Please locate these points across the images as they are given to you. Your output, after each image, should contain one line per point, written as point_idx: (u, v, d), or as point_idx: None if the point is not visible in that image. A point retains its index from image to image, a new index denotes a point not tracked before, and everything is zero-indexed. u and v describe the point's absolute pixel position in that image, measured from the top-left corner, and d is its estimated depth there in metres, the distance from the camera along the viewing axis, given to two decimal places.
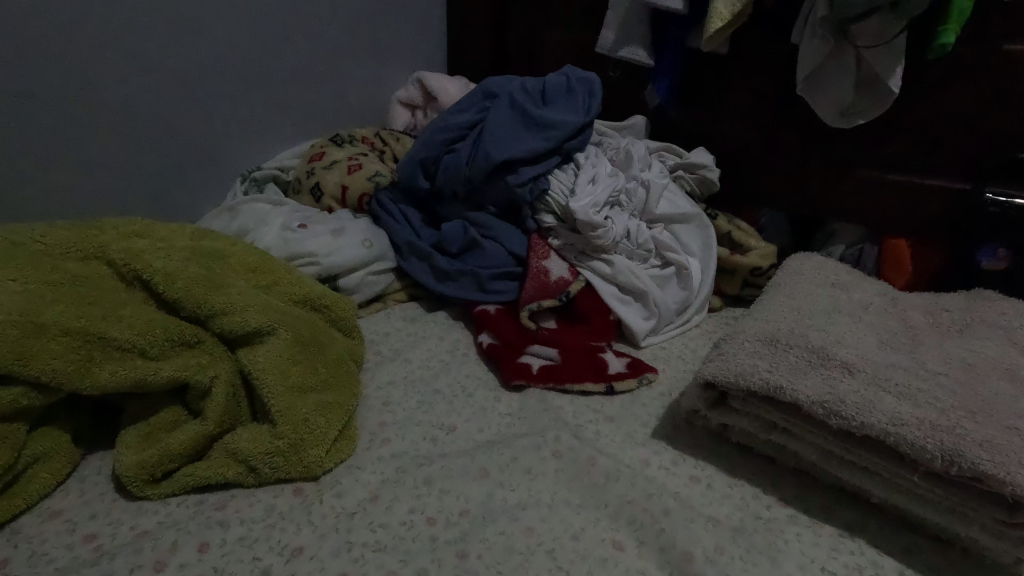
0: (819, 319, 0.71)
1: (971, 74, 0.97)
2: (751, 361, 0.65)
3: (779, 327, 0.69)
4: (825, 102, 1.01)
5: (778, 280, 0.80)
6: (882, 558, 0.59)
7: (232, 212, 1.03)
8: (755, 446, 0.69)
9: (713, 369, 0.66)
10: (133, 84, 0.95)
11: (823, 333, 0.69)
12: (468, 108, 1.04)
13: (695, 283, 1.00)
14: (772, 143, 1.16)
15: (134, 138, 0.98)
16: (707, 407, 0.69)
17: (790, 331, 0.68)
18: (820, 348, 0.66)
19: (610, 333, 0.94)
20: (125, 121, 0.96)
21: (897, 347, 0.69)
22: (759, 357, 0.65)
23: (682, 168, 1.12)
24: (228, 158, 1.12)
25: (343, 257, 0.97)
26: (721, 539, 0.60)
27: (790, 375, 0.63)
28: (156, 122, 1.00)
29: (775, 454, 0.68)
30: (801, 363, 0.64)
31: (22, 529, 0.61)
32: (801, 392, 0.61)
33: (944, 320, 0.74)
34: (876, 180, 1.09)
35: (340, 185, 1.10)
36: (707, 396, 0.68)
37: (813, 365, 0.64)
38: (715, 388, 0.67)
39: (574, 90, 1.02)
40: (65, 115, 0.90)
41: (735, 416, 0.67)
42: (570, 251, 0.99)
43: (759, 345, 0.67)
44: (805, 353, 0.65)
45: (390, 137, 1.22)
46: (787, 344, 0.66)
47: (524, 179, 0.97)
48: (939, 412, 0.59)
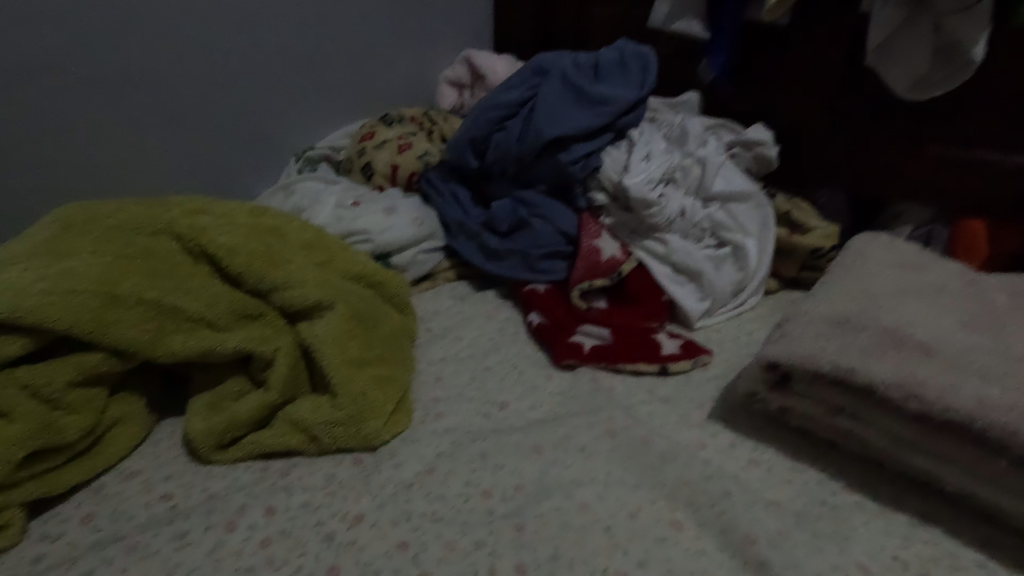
0: (888, 301, 0.68)
1: None
2: (818, 343, 0.62)
3: (845, 309, 0.66)
4: (897, 72, 0.96)
5: (840, 261, 0.76)
6: (958, 549, 0.57)
7: (287, 190, 1.05)
8: (817, 432, 0.66)
9: (777, 350, 0.63)
10: (192, 66, 0.99)
11: (893, 315, 0.65)
12: (518, 85, 1.03)
13: (752, 264, 0.96)
14: (837, 118, 1.10)
15: (194, 119, 1.02)
16: (767, 390, 0.66)
17: (858, 313, 0.65)
18: (890, 329, 0.63)
19: (662, 314, 0.92)
20: (186, 102, 1.00)
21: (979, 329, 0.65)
22: (825, 339, 0.63)
23: (738, 145, 1.08)
24: (282, 138, 1.14)
25: (395, 235, 0.98)
26: (784, 523, 0.59)
27: (862, 357, 0.60)
28: (214, 103, 1.03)
29: (839, 440, 0.65)
30: (873, 345, 0.61)
31: (103, 487, 0.64)
32: (875, 374, 0.59)
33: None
34: (951, 157, 1.03)
35: (390, 165, 1.11)
36: (768, 378, 0.66)
37: (884, 347, 0.61)
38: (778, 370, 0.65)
39: (627, 65, 1.00)
40: (133, 97, 0.95)
41: (798, 400, 0.65)
42: (622, 231, 0.97)
43: (823, 326, 0.64)
44: (876, 335, 0.62)
45: (438, 117, 1.21)
46: (856, 325, 0.63)
47: (576, 156, 0.95)
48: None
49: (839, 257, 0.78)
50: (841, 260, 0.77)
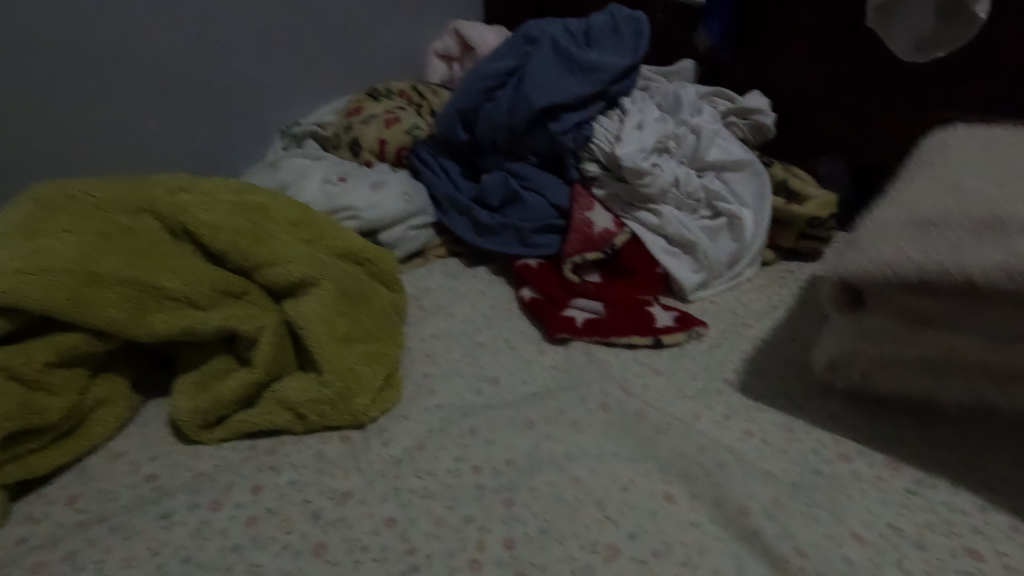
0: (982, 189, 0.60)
1: None
2: (894, 247, 0.56)
3: (923, 207, 0.59)
4: (899, 31, 0.92)
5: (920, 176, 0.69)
6: (955, 515, 0.55)
7: (273, 167, 1.03)
8: (898, 361, 0.62)
9: (836, 263, 0.59)
10: (171, 38, 0.96)
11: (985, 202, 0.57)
12: (507, 53, 1.00)
13: (748, 234, 0.94)
14: (837, 82, 1.07)
15: (174, 95, 0.99)
16: (840, 310, 0.61)
17: (934, 208, 0.58)
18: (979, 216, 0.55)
19: (657, 287, 0.91)
20: (165, 78, 0.97)
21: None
22: (903, 241, 0.56)
23: (735, 114, 1.05)
24: (267, 114, 1.11)
25: (384, 211, 0.96)
26: (778, 492, 0.58)
27: (953, 253, 0.53)
28: (194, 78, 1.00)
29: (918, 364, 0.61)
30: (956, 240, 0.54)
31: (89, 468, 0.63)
32: (968, 264, 0.52)
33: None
34: (954, 121, 1.00)
35: (378, 140, 1.08)
36: (841, 295, 0.60)
37: (976, 236, 0.54)
38: (850, 287, 0.59)
39: (620, 30, 0.97)
40: (108, 73, 0.92)
41: (871, 318, 0.60)
42: (615, 202, 0.95)
43: (953, 231, 0.55)
44: (961, 224, 0.55)
45: (427, 91, 1.18)
46: (937, 220, 0.56)
47: (567, 126, 0.92)
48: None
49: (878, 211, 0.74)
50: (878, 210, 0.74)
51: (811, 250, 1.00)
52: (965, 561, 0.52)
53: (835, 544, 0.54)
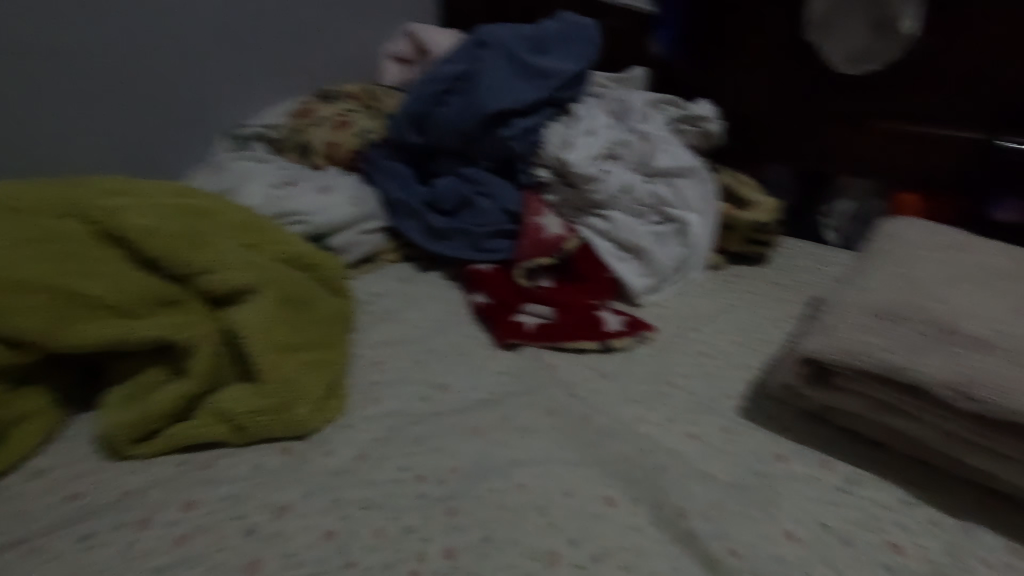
0: (936, 287, 0.65)
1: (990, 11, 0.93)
2: (862, 337, 0.59)
3: (889, 297, 0.63)
4: (833, 44, 1.01)
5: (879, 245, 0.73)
6: (882, 510, 0.58)
7: (217, 169, 1.00)
8: (862, 431, 0.64)
9: (814, 343, 0.61)
10: (107, 35, 0.92)
11: (943, 303, 0.62)
12: (458, 57, 0.99)
13: (697, 239, 0.96)
14: (779, 92, 1.11)
15: (112, 96, 0.95)
16: (804, 384, 0.63)
17: (902, 302, 0.62)
18: (942, 321, 0.59)
19: (607, 291, 0.91)
20: (101, 78, 0.93)
21: (906, 280, 0.66)
22: (872, 332, 0.60)
23: (684, 121, 1.07)
24: (212, 115, 1.08)
25: (333, 215, 0.94)
26: (717, 493, 0.59)
27: (910, 353, 0.57)
28: (133, 79, 0.97)
29: (881, 439, 0.63)
30: (919, 340, 0.58)
31: (5, 488, 0.60)
32: (921, 369, 0.56)
33: (962, 255, 0.70)
34: (889, 130, 1.05)
35: (328, 143, 1.06)
36: (804, 371, 0.63)
37: (936, 342, 0.58)
38: (813, 363, 0.62)
39: (569, 37, 0.98)
40: (38, 72, 0.88)
41: (838, 395, 0.62)
42: (567, 208, 0.95)
43: (915, 330, 0.59)
44: (924, 327, 0.59)
45: (380, 94, 1.17)
46: (901, 316, 0.60)
47: (517, 131, 0.93)
48: (946, 356, 0.57)
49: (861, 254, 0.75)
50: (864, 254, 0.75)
51: (756, 255, 1.02)
52: (888, 554, 0.54)
53: (769, 542, 0.55)
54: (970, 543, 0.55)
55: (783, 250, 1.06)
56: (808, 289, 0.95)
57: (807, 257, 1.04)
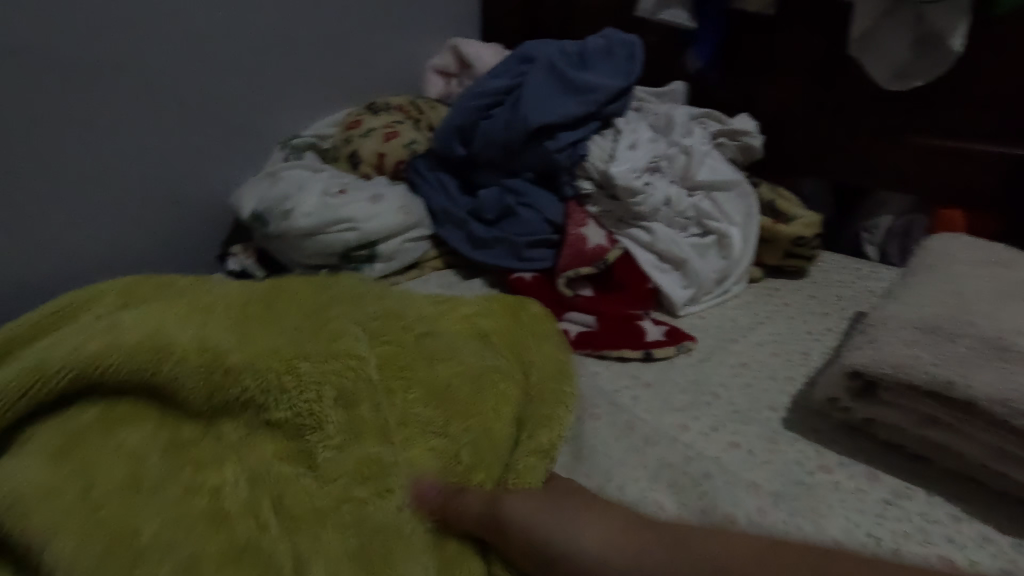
0: (986, 304, 0.65)
1: None
2: (908, 352, 0.60)
3: (937, 314, 0.64)
4: (876, 62, 0.97)
5: (925, 263, 0.74)
6: (930, 524, 0.58)
7: (272, 177, 1.04)
8: (909, 445, 0.64)
9: (861, 356, 0.62)
10: (171, 56, 0.99)
11: (995, 321, 0.62)
12: (504, 72, 1.03)
13: (737, 251, 0.97)
14: (819, 108, 1.11)
15: (176, 116, 1.02)
16: (851, 397, 0.65)
17: (951, 319, 0.63)
18: (993, 339, 0.60)
19: (647, 301, 0.93)
20: (167, 100, 1.00)
21: (955, 296, 0.66)
22: (917, 347, 0.61)
23: (724, 135, 1.08)
24: (267, 125, 1.13)
25: (382, 223, 0.98)
26: (761, 502, 0.60)
27: (959, 369, 0.58)
28: (194, 98, 1.03)
29: (931, 454, 0.63)
30: (971, 356, 0.59)
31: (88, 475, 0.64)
32: (973, 386, 0.56)
33: (1012, 270, 0.70)
34: (935, 146, 1.04)
35: (376, 153, 1.10)
36: (851, 385, 0.64)
37: (987, 359, 0.58)
38: (861, 377, 0.63)
39: (614, 53, 1.01)
40: (113, 99, 0.95)
41: (886, 409, 0.63)
42: (608, 219, 0.98)
43: (965, 346, 0.60)
44: (975, 344, 0.60)
45: (425, 106, 1.21)
46: (951, 334, 0.61)
47: (562, 144, 0.95)
48: (998, 371, 0.57)
49: (903, 270, 0.75)
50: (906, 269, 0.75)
51: (793, 270, 1.03)
52: (938, 568, 0.54)
53: None
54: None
55: (824, 264, 1.06)
56: (849, 303, 0.95)
57: (846, 271, 1.04)
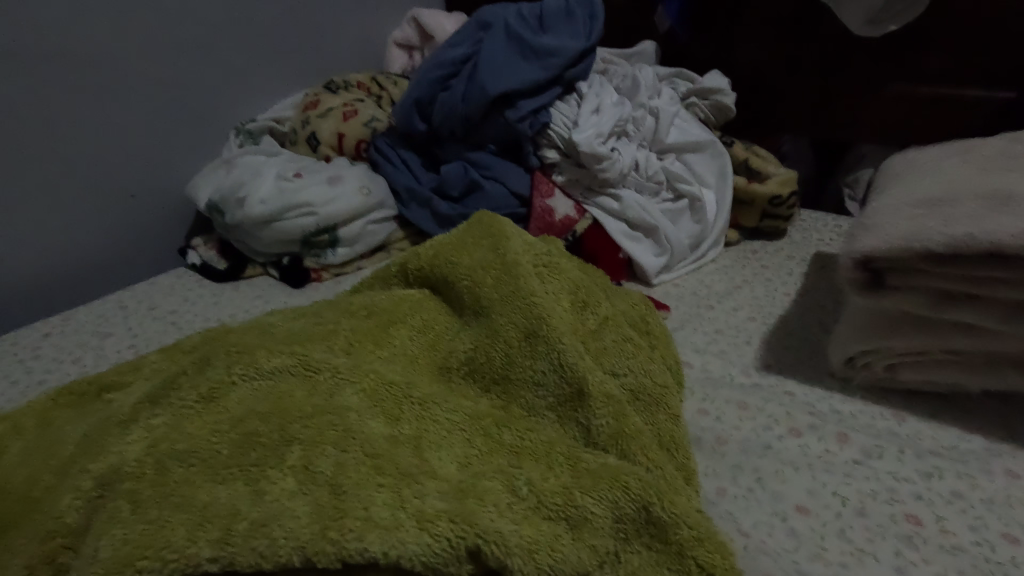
0: (981, 174, 0.61)
1: None
2: (914, 223, 0.55)
3: (932, 192, 0.60)
4: (854, 7, 0.91)
5: (897, 171, 0.72)
6: (899, 484, 0.56)
7: (228, 165, 0.99)
8: (929, 349, 0.60)
9: (868, 242, 0.56)
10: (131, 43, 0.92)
11: (997, 182, 0.58)
12: (461, 41, 0.99)
13: (709, 217, 0.94)
14: (795, 59, 1.06)
15: (144, 109, 0.96)
16: (859, 292, 0.58)
17: (951, 191, 0.59)
18: (996, 193, 0.56)
19: (620, 272, 0.91)
20: (133, 94, 0.94)
21: (941, 184, 0.61)
22: (920, 217, 0.56)
23: (695, 94, 1.04)
24: (223, 111, 1.06)
25: (342, 206, 0.95)
26: (722, 480, 0.57)
27: (973, 221, 0.53)
28: (157, 90, 0.96)
29: (964, 337, 0.57)
30: (981, 208, 0.54)
31: None
32: (992, 230, 0.51)
33: (993, 183, 0.67)
34: (913, 94, 1.00)
35: (336, 134, 1.06)
36: (858, 276, 0.58)
37: (998, 207, 0.54)
38: (870, 265, 0.57)
39: (574, 14, 0.97)
40: (73, 96, 0.88)
41: (902, 294, 0.57)
42: (576, 187, 0.95)
43: (971, 204, 0.55)
44: (980, 201, 0.55)
45: (387, 81, 1.16)
46: (952, 201, 0.57)
47: (523, 113, 0.92)
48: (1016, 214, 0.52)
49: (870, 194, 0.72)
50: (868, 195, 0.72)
51: (769, 232, 0.99)
52: (904, 525, 0.52)
53: (779, 520, 0.53)
54: (990, 516, 0.53)
55: (803, 224, 1.03)
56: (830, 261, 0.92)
57: (828, 229, 1.00)
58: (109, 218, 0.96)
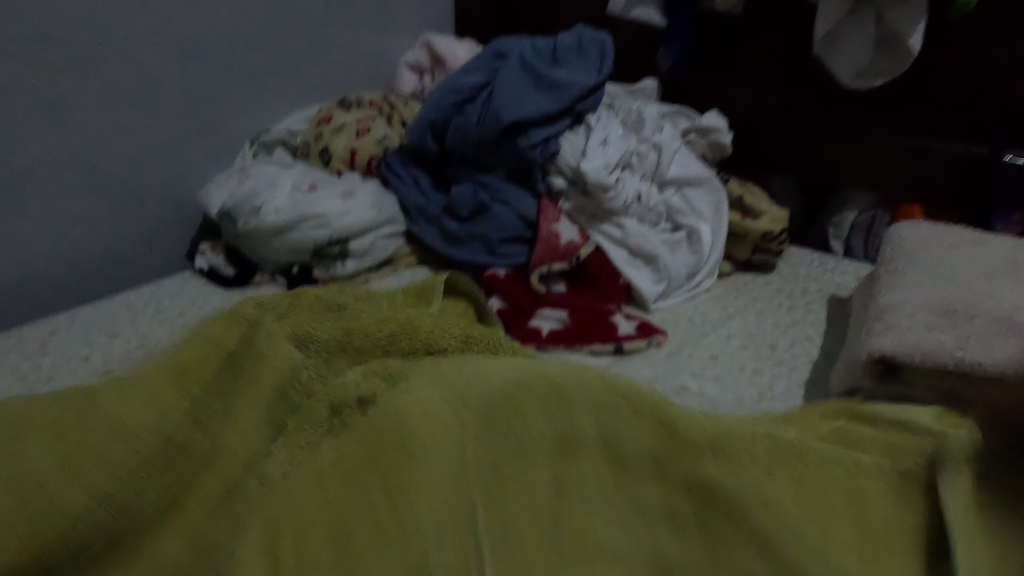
0: (981, 284, 0.72)
1: (979, 38, 0.97)
2: (935, 337, 0.65)
3: (944, 296, 0.70)
4: (843, 60, 0.99)
5: (905, 249, 0.80)
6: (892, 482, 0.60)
7: (242, 173, 1.00)
8: None
9: (889, 343, 0.66)
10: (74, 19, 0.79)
11: (997, 300, 0.69)
12: (478, 68, 1.04)
13: (676, 271, 0.96)
14: (785, 104, 1.13)
15: (157, 113, 0.97)
16: (870, 384, 0.69)
17: (960, 299, 0.69)
18: (1004, 317, 0.66)
19: (620, 297, 0.94)
20: (150, 98, 0.95)
21: (945, 286, 0.72)
22: (940, 331, 0.66)
23: (694, 132, 1.09)
24: (235, 119, 1.08)
25: (354, 219, 0.98)
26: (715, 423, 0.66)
27: (984, 348, 0.63)
28: (164, 89, 0.96)
29: None
30: (989, 333, 0.65)
31: None
32: (999, 362, 0.62)
33: (983, 250, 0.78)
34: (894, 145, 1.08)
35: (349, 149, 1.09)
36: (872, 372, 0.68)
37: (1002, 334, 0.65)
38: (885, 362, 0.67)
39: (585, 50, 1.02)
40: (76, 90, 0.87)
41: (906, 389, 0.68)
42: (581, 215, 0.99)
43: (982, 326, 0.66)
44: (989, 323, 0.66)
45: (398, 102, 1.20)
46: (966, 314, 0.67)
47: (535, 141, 0.96)
48: (1019, 346, 0.63)
49: (878, 264, 0.82)
50: (881, 263, 0.82)
51: (716, 272, 1.02)
52: None
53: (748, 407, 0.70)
54: None
55: (791, 260, 1.08)
56: (817, 295, 0.98)
57: (814, 267, 1.06)
58: (98, 208, 0.94)
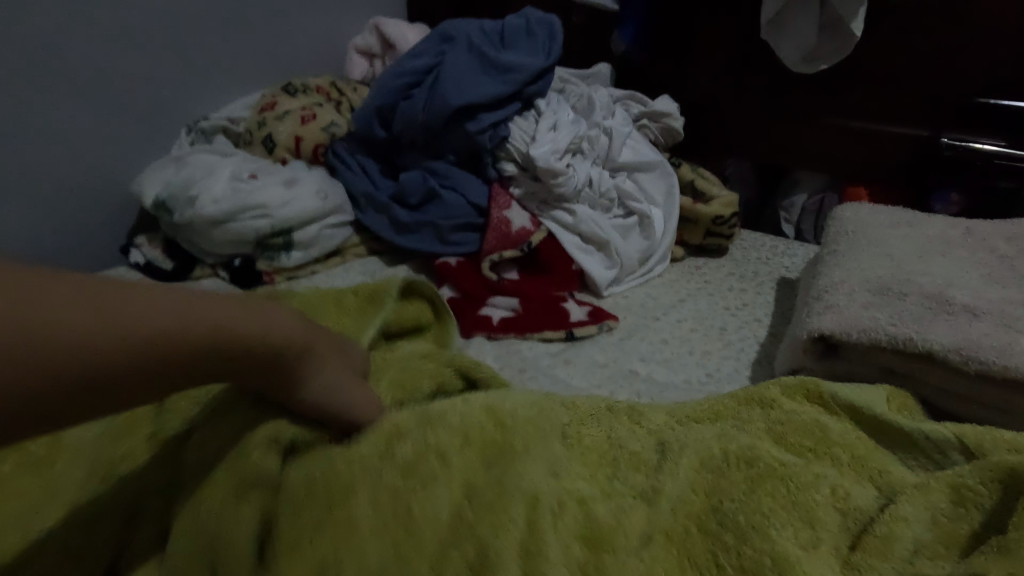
0: (916, 263, 0.73)
1: (919, 22, 0.99)
2: (870, 315, 0.66)
3: (881, 275, 0.71)
4: (789, 44, 0.99)
5: (846, 230, 0.81)
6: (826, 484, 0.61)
7: (178, 162, 0.96)
8: None
9: (828, 322, 0.67)
10: None
11: (931, 278, 0.70)
12: (425, 51, 1.01)
13: (628, 256, 0.96)
14: (736, 88, 1.14)
15: (82, 98, 0.91)
16: (812, 362, 0.70)
17: (895, 278, 0.70)
18: (936, 294, 0.67)
19: (572, 283, 0.93)
20: (73, 83, 0.89)
21: (882, 266, 0.73)
22: (876, 309, 0.67)
23: (646, 117, 1.08)
24: (170, 106, 1.02)
25: (298, 208, 0.94)
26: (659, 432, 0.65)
27: (917, 325, 0.64)
28: (88, 74, 0.90)
29: None
30: (921, 313, 0.66)
31: None
32: (930, 337, 0.63)
33: (919, 230, 0.79)
34: (839, 128, 1.09)
35: (293, 136, 1.05)
36: (813, 351, 0.69)
37: (933, 312, 0.66)
38: (824, 340, 0.68)
39: (535, 33, 1.00)
40: None
41: (845, 367, 0.69)
42: (532, 201, 0.98)
43: (915, 303, 0.67)
44: (922, 300, 0.67)
45: (346, 87, 1.16)
46: (900, 292, 0.68)
47: (484, 125, 0.94)
48: (948, 323, 0.64)
49: (822, 246, 0.83)
50: (824, 245, 0.83)
51: (669, 257, 1.02)
52: None
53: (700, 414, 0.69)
54: None
55: (743, 243, 1.09)
56: (767, 277, 0.99)
57: (764, 249, 1.07)
58: (20, 201, 0.88)
